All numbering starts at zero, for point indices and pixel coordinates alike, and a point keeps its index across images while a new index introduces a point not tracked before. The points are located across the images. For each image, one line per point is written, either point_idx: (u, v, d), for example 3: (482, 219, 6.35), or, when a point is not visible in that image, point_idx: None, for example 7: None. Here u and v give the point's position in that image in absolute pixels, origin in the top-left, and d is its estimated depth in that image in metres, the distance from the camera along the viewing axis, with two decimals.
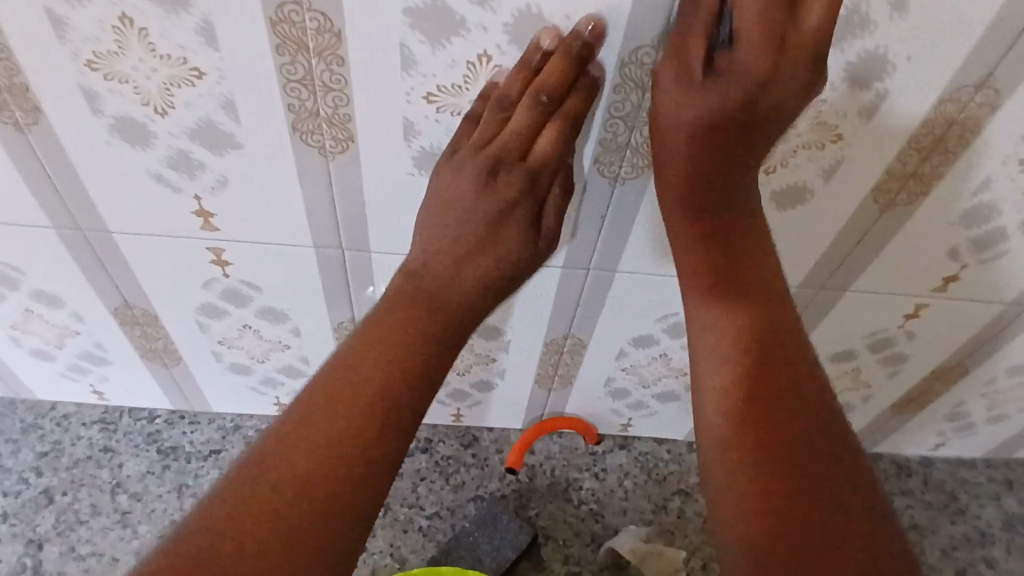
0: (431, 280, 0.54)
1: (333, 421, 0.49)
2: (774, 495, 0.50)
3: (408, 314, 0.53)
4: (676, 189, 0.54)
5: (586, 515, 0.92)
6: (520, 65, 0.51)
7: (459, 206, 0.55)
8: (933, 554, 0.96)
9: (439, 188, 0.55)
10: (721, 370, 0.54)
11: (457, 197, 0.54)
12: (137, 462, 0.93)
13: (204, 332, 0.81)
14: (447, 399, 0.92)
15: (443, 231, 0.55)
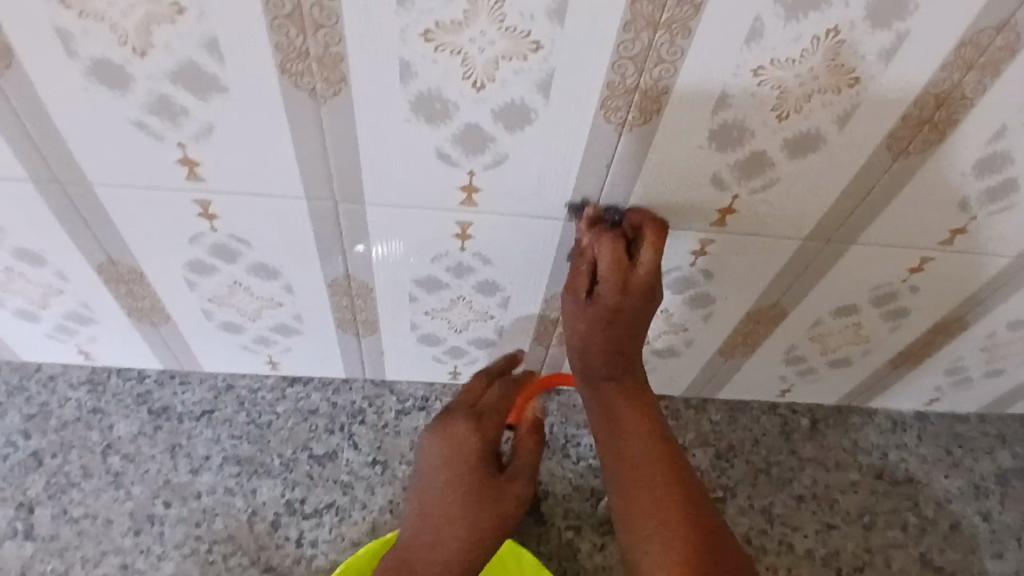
0: (451, 521, 0.73)
1: (431, 561, 0.73)
2: (692, 545, 0.69)
3: (457, 502, 0.73)
4: (582, 322, 0.70)
5: (585, 470, 0.92)
6: (468, 400, 0.77)
7: (456, 465, 0.73)
8: (928, 507, 0.97)
9: (430, 461, 0.75)
10: (629, 444, 0.74)
11: (454, 461, 0.73)
12: (128, 423, 0.91)
13: (193, 290, 0.78)
14: (444, 356, 0.91)
15: (463, 456, 0.74)
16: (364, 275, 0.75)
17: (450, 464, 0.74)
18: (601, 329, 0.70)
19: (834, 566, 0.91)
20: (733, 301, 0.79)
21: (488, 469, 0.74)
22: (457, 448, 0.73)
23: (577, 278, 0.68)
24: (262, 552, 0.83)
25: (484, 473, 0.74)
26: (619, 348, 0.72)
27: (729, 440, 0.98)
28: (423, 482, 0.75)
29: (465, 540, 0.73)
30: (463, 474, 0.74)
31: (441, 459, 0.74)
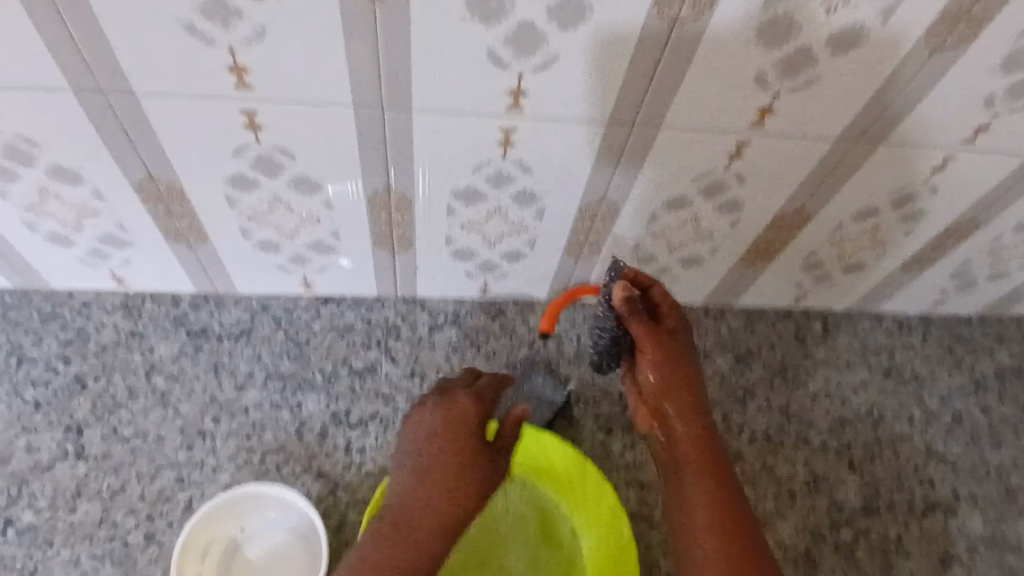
0: (437, 491, 0.73)
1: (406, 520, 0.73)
2: (751, 559, 0.69)
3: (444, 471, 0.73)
4: (659, 348, 0.73)
5: (613, 377, 0.97)
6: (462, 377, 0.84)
7: (444, 437, 0.75)
8: (933, 401, 1.03)
9: (427, 433, 0.76)
10: (701, 459, 0.72)
11: (445, 425, 0.75)
12: (168, 344, 0.92)
13: (233, 207, 0.79)
14: (476, 272, 0.93)
15: (450, 424, 0.75)
16: (404, 188, 0.77)
17: (440, 430, 0.75)
18: (672, 358, 0.73)
19: (846, 456, 0.96)
20: (762, 206, 0.82)
21: (474, 437, 0.75)
22: (451, 416, 0.76)
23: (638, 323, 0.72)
24: (313, 459, 0.86)
25: (473, 440, 0.75)
26: (685, 375, 0.74)
27: (748, 345, 1.02)
28: (406, 455, 0.76)
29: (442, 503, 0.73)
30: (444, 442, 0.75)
31: (434, 433, 0.75)
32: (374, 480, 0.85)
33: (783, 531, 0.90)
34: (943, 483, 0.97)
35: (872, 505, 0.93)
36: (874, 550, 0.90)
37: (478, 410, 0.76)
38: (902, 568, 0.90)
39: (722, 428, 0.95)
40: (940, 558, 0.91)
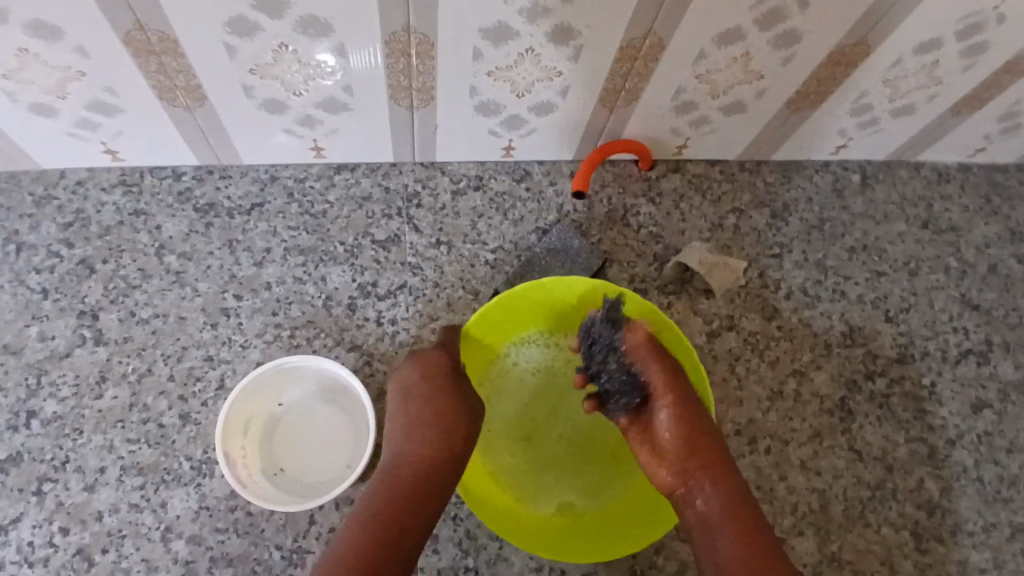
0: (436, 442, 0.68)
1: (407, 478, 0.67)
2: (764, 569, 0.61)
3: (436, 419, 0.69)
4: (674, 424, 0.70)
5: (646, 238, 0.93)
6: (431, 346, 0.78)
7: (429, 383, 0.71)
8: (969, 252, 1.01)
9: (408, 391, 0.71)
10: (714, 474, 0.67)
11: (424, 379, 0.71)
12: (176, 222, 0.86)
13: (234, 58, 0.70)
14: (501, 130, 0.86)
15: (428, 379, 0.71)
16: (426, 28, 0.68)
17: (428, 379, 0.71)
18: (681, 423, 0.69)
19: (882, 308, 0.94)
20: (820, 37, 0.74)
21: (452, 382, 0.71)
22: (430, 369, 0.71)
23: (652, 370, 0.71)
24: (345, 333, 0.83)
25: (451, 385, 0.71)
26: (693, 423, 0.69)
27: (785, 200, 0.98)
28: (394, 412, 0.72)
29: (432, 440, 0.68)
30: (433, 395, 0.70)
31: (415, 383, 0.71)
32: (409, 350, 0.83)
33: (819, 382, 0.89)
34: (975, 332, 0.96)
35: (907, 354, 0.92)
36: (907, 398, 0.90)
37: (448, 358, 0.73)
38: (936, 413, 0.90)
39: (759, 285, 0.92)
40: (972, 402, 0.92)
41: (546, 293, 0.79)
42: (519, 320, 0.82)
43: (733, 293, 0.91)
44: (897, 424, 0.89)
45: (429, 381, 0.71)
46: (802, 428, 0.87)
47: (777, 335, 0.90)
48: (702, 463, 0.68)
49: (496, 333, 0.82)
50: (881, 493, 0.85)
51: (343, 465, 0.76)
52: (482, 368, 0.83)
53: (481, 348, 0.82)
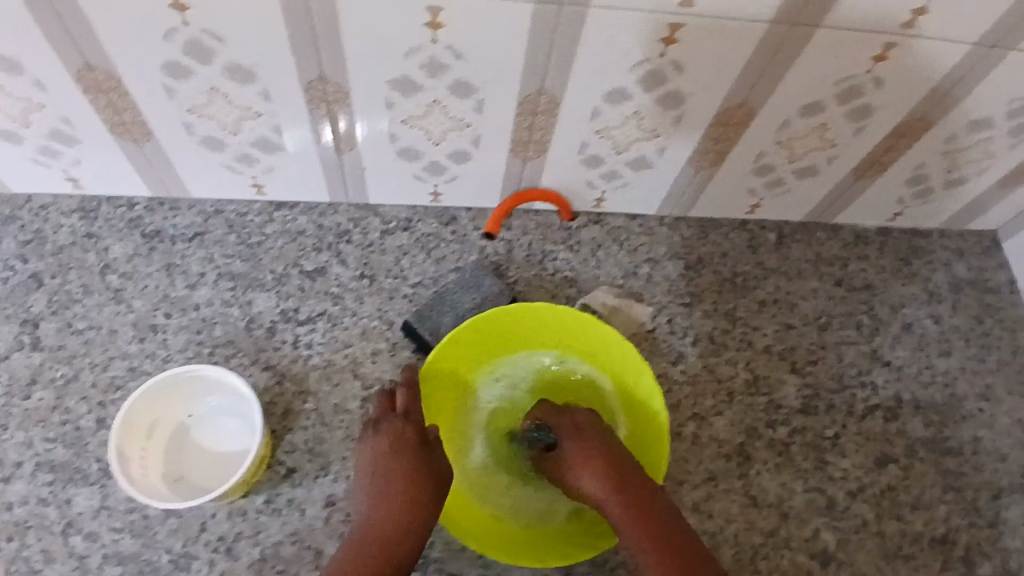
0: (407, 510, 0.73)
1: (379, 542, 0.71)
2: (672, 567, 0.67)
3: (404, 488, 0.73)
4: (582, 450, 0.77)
5: (561, 281, 0.99)
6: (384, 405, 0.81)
7: (397, 454, 0.75)
8: (883, 310, 1.03)
9: (375, 462, 0.76)
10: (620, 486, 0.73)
11: (393, 451, 0.75)
12: (122, 245, 0.93)
13: (172, 98, 0.79)
14: (425, 175, 0.94)
15: (395, 451, 0.75)
16: (337, 76, 0.76)
17: (399, 451, 0.75)
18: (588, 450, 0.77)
19: (789, 359, 0.98)
20: (703, 99, 0.81)
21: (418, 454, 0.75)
22: (396, 442, 0.76)
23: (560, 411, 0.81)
24: (261, 353, 0.89)
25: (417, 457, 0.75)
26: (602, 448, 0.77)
27: (699, 254, 1.03)
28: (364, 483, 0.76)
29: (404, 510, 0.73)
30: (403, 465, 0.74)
31: (383, 456, 0.75)
32: (320, 372, 0.88)
33: (718, 427, 0.93)
34: (884, 388, 0.98)
35: (811, 406, 0.96)
36: (808, 448, 0.94)
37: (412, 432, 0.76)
38: (836, 465, 0.93)
39: (666, 331, 0.97)
40: (876, 457, 0.95)
41: (468, 339, 0.83)
42: (469, 359, 0.85)
43: (638, 336, 0.96)
44: (796, 472, 0.92)
45: (397, 452, 0.75)
46: (697, 471, 0.91)
47: (679, 379, 0.95)
48: (604, 474, 0.74)
49: (451, 377, 0.85)
50: (773, 540, 0.89)
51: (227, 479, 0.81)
52: (445, 414, 0.87)
53: (440, 396, 0.85)
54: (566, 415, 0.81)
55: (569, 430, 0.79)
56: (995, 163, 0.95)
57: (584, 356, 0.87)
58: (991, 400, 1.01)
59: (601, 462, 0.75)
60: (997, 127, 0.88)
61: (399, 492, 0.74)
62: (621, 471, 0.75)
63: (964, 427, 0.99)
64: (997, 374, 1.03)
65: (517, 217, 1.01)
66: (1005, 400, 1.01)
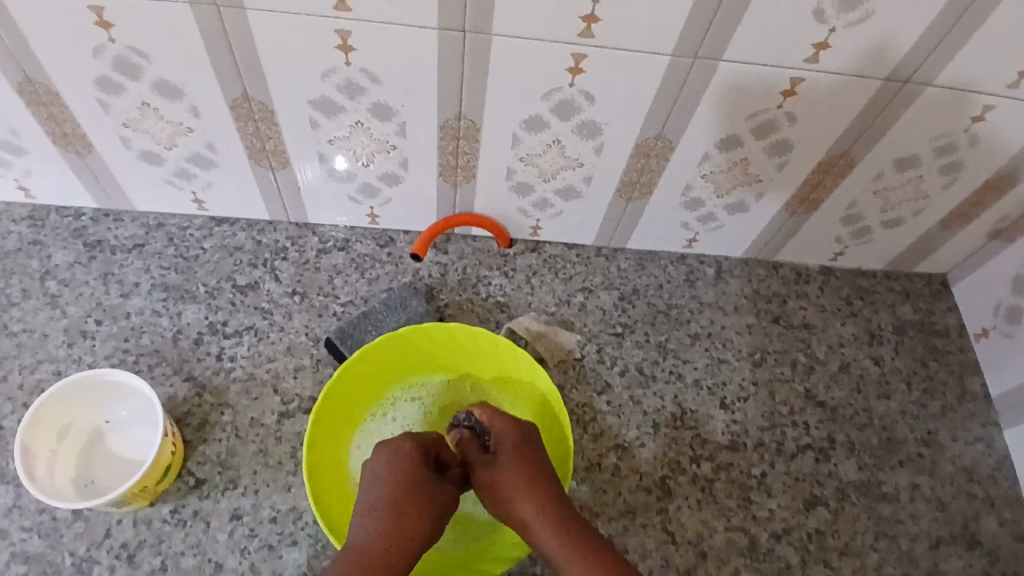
0: (397, 517, 0.68)
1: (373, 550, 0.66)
2: None
3: (399, 497, 0.69)
4: (521, 472, 0.72)
5: (493, 306, 0.99)
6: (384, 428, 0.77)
7: (392, 465, 0.72)
8: (820, 349, 1.02)
9: (373, 476, 0.72)
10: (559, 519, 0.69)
11: (389, 463, 0.72)
12: (65, 253, 0.96)
13: (108, 112, 0.82)
14: (359, 197, 0.96)
15: (390, 464, 0.72)
16: (262, 96, 0.79)
17: (396, 465, 0.71)
18: (525, 473, 0.72)
19: (719, 394, 0.96)
20: (621, 128, 0.83)
21: (416, 469, 0.72)
22: (393, 454, 0.72)
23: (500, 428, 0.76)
24: (185, 363, 0.90)
25: (411, 468, 0.72)
26: (541, 474, 0.72)
27: (635, 285, 1.03)
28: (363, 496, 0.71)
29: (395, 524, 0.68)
30: (400, 474, 0.71)
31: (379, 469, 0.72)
32: (240, 385, 0.89)
33: (641, 459, 0.91)
34: (817, 428, 0.96)
35: (739, 442, 0.93)
36: (733, 485, 0.91)
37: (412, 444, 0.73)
38: (762, 504, 0.90)
39: (594, 360, 0.96)
40: (805, 498, 0.92)
41: (344, 386, 0.82)
42: (380, 374, 0.86)
43: (566, 364, 0.96)
44: (718, 510, 0.89)
45: (391, 464, 0.72)
46: (614, 502, 0.88)
47: (604, 410, 0.93)
48: (547, 501, 0.70)
49: (358, 388, 0.84)
50: None
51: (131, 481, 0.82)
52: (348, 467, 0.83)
53: (342, 403, 0.83)
54: (515, 421, 0.76)
55: (514, 442, 0.74)
56: (930, 204, 0.94)
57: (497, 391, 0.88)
58: (931, 445, 0.97)
59: (543, 485, 0.71)
60: (924, 166, 0.87)
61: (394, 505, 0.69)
62: (566, 504, 0.70)
63: (901, 472, 0.95)
64: (940, 420, 0.99)
65: (454, 240, 1.02)
66: (947, 446, 0.97)
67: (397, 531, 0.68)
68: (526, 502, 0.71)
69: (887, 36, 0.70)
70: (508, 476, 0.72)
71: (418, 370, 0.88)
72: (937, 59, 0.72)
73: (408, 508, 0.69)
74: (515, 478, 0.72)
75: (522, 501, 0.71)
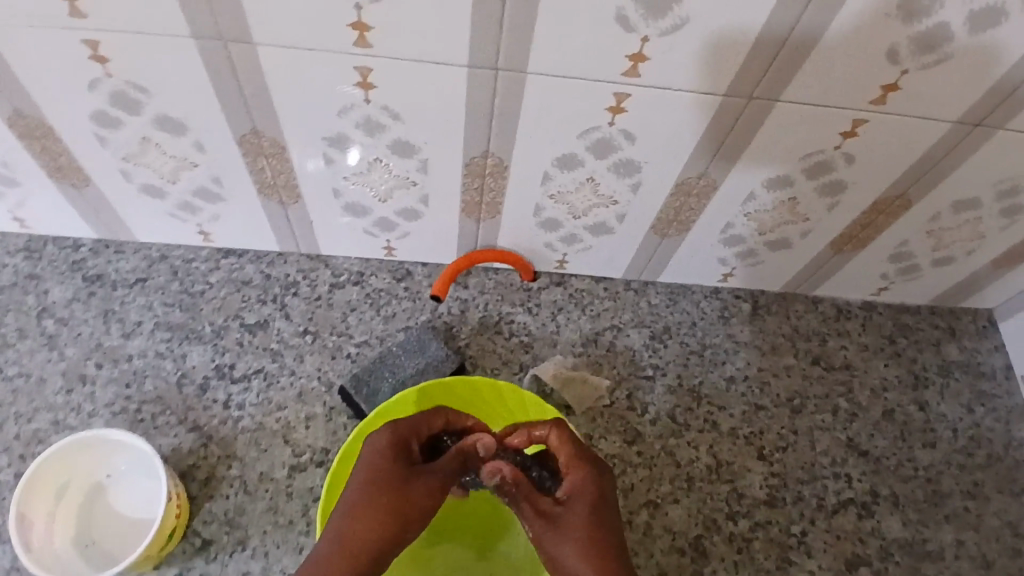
0: (380, 520, 0.59)
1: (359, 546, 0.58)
2: None
3: (392, 505, 0.59)
4: (597, 487, 0.61)
5: (516, 346, 0.93)
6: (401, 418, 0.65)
7: (387, 461, 0.62)
8: (862, 393, 0.96)
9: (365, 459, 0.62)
10: (606, 551, 0.57)
11: (384, 456, 0.62)
12: (63, 288, 0.91)
13: (106, 147, 0.76)
14: (375, 230, 0.89)
15: (378, 469, 0.61)
16: (272, 131, 0.73)
17: (379, 466, 0.61)
18: (583, 510, 0.60)
19: (756, 444, 0.91)
20: (659, 169, 0.76)
21: (399, 466, 0.61)
22: (383, 453, 0.62)
23: (570, 461, 0.64)
24: (190, 412, 0.85)
25: (398, 469, 0.61)
26: (603, 531, 0.59)
27: (667, 323, 0.96)
28: (356, 473, 0.61)
29: (360, 550, 0.57)
30: (399, 477, 0.61)
31: (378, 455, 0.62)
32: (249, 436, 0.84)
33: (674, 517, 0.85)
34: (859, 481, 0.90)
35: (777, 497, 0.88)
36: (771, 544, 0.86)
37: (399, 441, 0.63)
38: (802, 566, 0.85)
39: (624, 406, 0.91)
40: (847, 557, 0.86)
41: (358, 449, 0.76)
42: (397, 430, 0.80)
43: (594, 411, 0.90)
44: (755, 573, 0.84)
45: (383, 464, 0.62)
46: (646, 565, 0.83)
47: (635, 462, 0.88)
48: (600, 544, 0.58)
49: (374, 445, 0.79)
50: None
51: (137, 541, 0.77)
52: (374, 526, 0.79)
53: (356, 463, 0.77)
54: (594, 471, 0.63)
55: (583, 489, 0.61)
56: (985, 244, 0.88)
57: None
58: (978, 498, 0.92)
59: (604, 549, 0.58)
60: (985, 208, 0.81)
61: (364, 520, 0.58)
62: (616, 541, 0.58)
63: (946, 528, 0.90)
64: (987, 470, 0.93)
65: (475, 274, 0.96)
66: (994, 499, 0.92)
67: (377, 524, 0.59)
68: (581, 489, 0.62)
69: (963, 80, 0.63)
70: (574, 483, 0.62)
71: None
72: (1019, 101, 0.65)
73: (394, 513, 0.59)
74: (574, 479, 0.62)
75: (571, 512, 0.60)
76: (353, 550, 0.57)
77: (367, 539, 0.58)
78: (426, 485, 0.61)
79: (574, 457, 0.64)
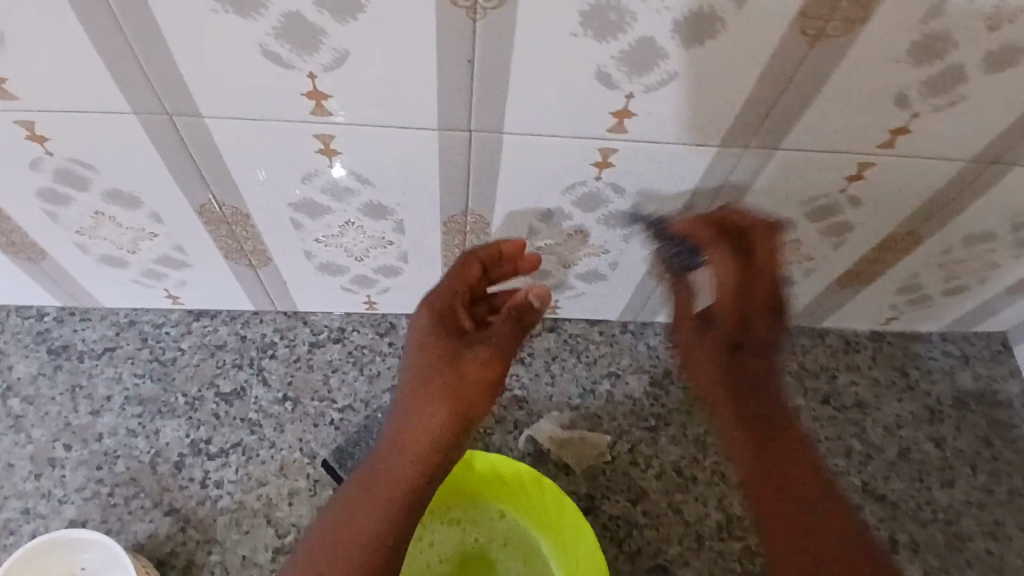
0: (435, 394, 0.66)
1: (420, 435, 0.66)
2: (767, 440, 0.68)
3: (443, 386, 0.66)
4: (725, 296, 0.68)
5: (510, 401, 0.88)
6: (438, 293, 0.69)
7: (428, 347, 0.67)
8: (875, 432, 0.91)
9: (414, 345, 0.68)
10: (732, 351, 0.70)
11: (429, 343, 0.67)
12: (27, 362, 0.86)
13: (57, 222, 0.71)
14: (353, 287, 0.84)
15: (424, 354, 0.67)
16: (233, 200, 0.68)
17: (426, 349, 0.67)
18: (728, 310, 0.68)
19: None
20: (651, 220, 0.71)
21: (445, 341, 0.67)
22: (425, 341, 0.67)
23: (722, 267, 0.67)
24: (165, 494, 0.79)
25: (443, 347, 0.67)
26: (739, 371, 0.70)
27: (667, 366, 0.91)
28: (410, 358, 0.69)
29: (429, 430, 0.66)
30: (444, 361, 0.66)
31: (421, 341, 0.68)
32: (228, 517, 0.79)
33: None
34: (877, 529, 0.86)
35: None
36: None
37: (440, 314, 0.67)
38: None
39: (626, 462, 0.86)
40: None
41: None
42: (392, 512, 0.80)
43: (595, 469, 0.85)
44: None
45: (428, 353, 0.67)
46: None
47: (641, 522, 0.83)
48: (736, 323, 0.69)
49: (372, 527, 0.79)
50: None
51: None
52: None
53: None
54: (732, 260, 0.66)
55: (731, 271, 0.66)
56: (1000, 273, 0.83)
57: (527, 519, 0.80)
58: (1000, 539, 0.87)
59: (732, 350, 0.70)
60: (1000, 240, 0.76)
61: (430, 396, 0.66)
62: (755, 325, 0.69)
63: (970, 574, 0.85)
64: (1009, 508, 0.89)
65: None
66: (1018, 539, 0.87)
67: (437, 399, 0.66)
68: (732, 289, 0.67)
69: (977, 120, 0.58)
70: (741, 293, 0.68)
71: (445, 496, 0.81)
72: None
73: (448, 388, 0.66)
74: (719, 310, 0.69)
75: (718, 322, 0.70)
76: (417, 439, 0.66)
77: (430, 425, 0.66)
78: (476, 358, 0.66)
79: (724, 261, 0.66)
